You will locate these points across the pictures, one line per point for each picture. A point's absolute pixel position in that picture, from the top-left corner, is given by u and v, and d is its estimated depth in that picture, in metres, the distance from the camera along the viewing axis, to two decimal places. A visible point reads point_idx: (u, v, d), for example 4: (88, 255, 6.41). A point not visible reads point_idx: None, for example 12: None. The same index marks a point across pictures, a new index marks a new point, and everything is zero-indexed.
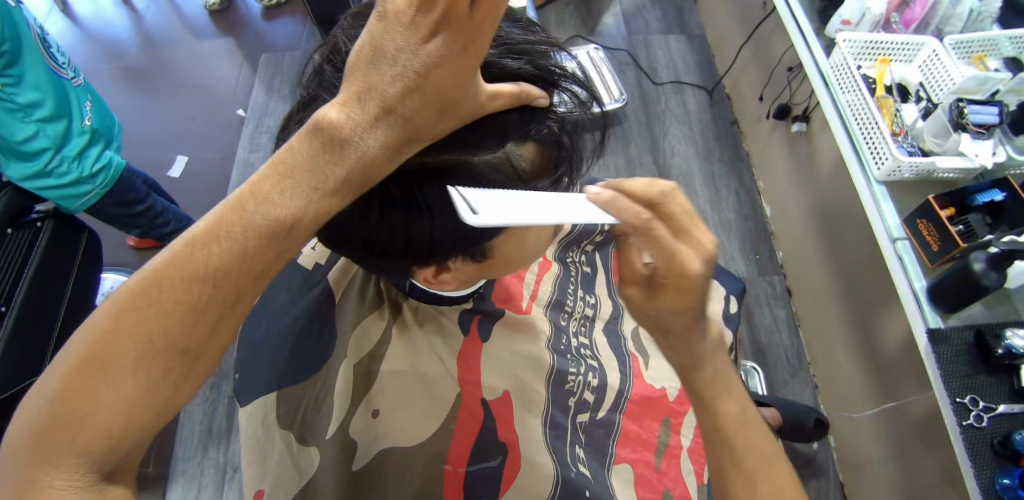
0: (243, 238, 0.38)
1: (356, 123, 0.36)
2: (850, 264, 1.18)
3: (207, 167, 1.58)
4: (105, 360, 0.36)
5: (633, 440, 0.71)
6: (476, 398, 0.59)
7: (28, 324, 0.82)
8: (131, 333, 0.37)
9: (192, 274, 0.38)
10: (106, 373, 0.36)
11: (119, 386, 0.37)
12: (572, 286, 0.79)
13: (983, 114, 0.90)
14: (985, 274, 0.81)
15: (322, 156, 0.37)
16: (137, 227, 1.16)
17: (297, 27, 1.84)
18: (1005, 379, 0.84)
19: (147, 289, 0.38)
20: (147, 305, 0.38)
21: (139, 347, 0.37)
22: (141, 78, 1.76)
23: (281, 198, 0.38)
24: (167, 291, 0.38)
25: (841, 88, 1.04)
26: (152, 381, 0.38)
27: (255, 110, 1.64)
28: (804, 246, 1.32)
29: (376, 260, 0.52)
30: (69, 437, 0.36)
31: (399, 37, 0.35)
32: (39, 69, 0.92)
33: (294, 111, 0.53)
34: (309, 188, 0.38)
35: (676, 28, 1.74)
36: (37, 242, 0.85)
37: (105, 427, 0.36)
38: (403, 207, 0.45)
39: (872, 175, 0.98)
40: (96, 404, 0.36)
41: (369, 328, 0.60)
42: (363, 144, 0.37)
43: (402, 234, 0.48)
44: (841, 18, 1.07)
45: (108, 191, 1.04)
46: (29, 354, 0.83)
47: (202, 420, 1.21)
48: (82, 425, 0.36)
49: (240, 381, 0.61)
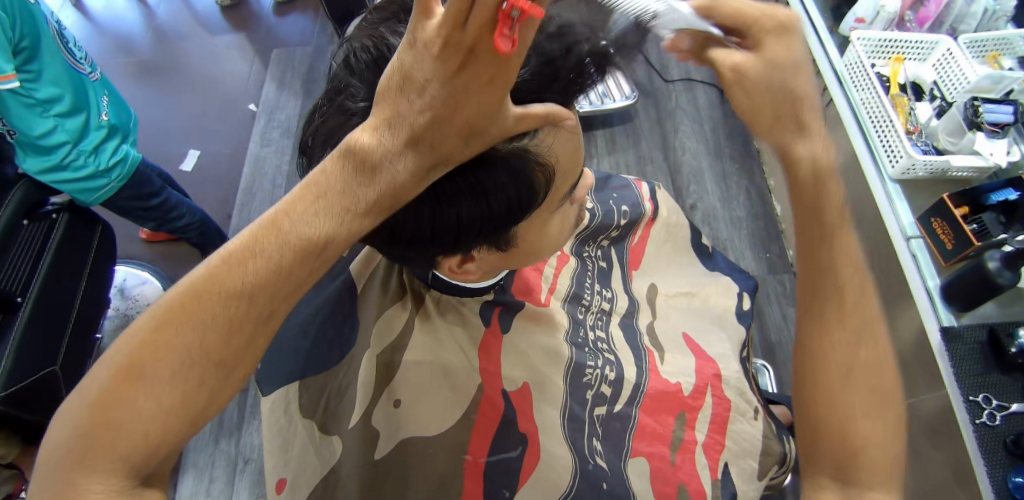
0: (278, 256, 0.36)
1: (387, 148, 0.35)
2: None
3: (219, 161, 1.59)
4: (144, 366, 0.35)
5: (649, 433, 0.71)
6: (496, 388, 0.60)
7: (45, 316, 0.83)
8: (166, 349, 0.36)
9: (201, 317, 0.36)
10: (140, 388, 0.35)
11: (159, 391, 0.36)
12: (589, 280, 0.80)
13: (997, 113, 0.90)
14: (1000, 273, 0.81)
15: (356, 179, 0.36)
16: (152, 221, 1.17)
17: (308, 22, 1.84)
18: (1019, 378, 0.84)
19: (189, 298, 0.36)
20: (187, 312, 0.36)
21: (173, 364, 0.36)
22: (153, 71, 1.77)
23: (318, 217, 0.36)
24: (210, 299, 0.36)
25: (855, 86, 1.04)
26: (190, 389, 0.36)
27: (266, 104, 1.65)
28: None
29: (402, 248, 0.52)
30: (104, 451, 0.35)
31: (427, 67, 0.34)
32: (57, 64, 0.93)
33: (319, 102, 0.54)
34: (345, 209, 0.36)
35: None
36: (52, 235, 0.86)
37: (140, 442, 0.35)
38: (430, 196, 0.45)
39: (886, 173, 0.98)
40: (133, 411, 0.35)
41: (392, 318, 0.61)
42: (395, 169, 0.36)
43: (428, 220, 0.48)
44: (855, 16, 1.07)
45: (123, 185, 1.05)
46: (47, 346, 0.84)
47: None
48: (117, 440, 0.35)
49: (263, 370, 0.62)
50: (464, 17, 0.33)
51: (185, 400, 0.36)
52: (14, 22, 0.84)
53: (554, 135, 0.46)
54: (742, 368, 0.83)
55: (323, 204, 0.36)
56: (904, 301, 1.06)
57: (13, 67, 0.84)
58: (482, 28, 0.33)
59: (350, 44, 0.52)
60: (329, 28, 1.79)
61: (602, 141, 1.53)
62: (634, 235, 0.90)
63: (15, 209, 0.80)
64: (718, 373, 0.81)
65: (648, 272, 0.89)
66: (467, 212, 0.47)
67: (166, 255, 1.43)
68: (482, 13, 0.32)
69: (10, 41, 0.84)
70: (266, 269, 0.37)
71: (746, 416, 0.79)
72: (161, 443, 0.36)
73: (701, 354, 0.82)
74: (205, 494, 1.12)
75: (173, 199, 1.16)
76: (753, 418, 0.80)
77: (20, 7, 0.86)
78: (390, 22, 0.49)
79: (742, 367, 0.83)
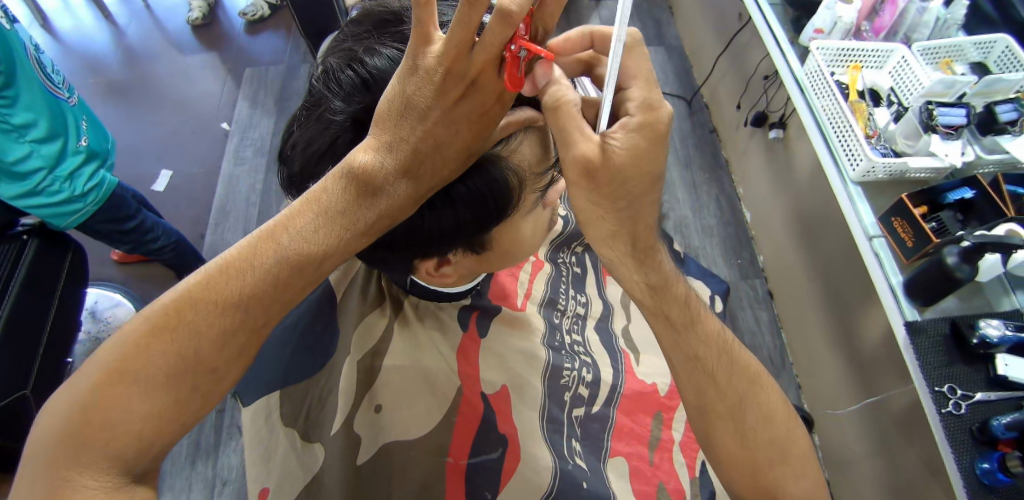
0: (275, 267, 0.43)
1: (387, 169, 0.43)
2: (829, 264, 1.22)
3: (192, 180, 1.57)
4: (137, 367, 0.40)
5: (627, 434, 0.73)
6: (475, 391, 0.60)
7: (16, 338, 0.81)
8: (162, 349, 0.41)
9: (190, 325, 0.42)
10: (133, 384, 0.40)
11: (149, 391, 0.41)
12: (564, 285, 0.81)
13: (950, 116, 0.95)
14: (958, 267, 0.84)
15: (354, 199, 0.44)
16: (127, 243, 1.16)
17: (281, 41, 1.85)
18: (981, 367, 0.87)
19: (181, 308, 0.42)
20: (178, 320, 0.42)
21: (170, 361, 0.41)
22: (123, 92, 1.75)
23: (313, 232, 0.44)
24: (198, 308, 0.42)
25: (816, 94, 1.08)
26: (179, 389, 0.42)
27: (240, 123, 1.64)
28: (783, 250, 1.37)
29: (381, 255, 0.53)
30: (96, 443, 0.39)
31: (429, 92, 0.42)
32: (33, 90, 0.92)
33: (296, 112, 0.54)
34: (342, 225, 0.44)
35: (654, 40, 1.79)
36: (22, 257, 0.85)
37: (134, 433, 0.40)
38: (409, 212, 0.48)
39: (848, 176, 1.02)
40: (127, 408, 0.40)
41: (372, 325, 0.61)
42: (392, 191, 0.44)
43: (407, 241, 0.51)
44: (814, 27, 1.12)
45: (98, 209, 1.04)
46: (16, 369, 0.82)
47: (189, 434, 1.19)
48: (109, 433, 0.39)
49: (241, 382, 0.62)
50: (469, 49, 0.41)
51: (177, 396, 0.42)
52: None
53: (524, 147, 0.49)
54: None
55: (323, 220, 0.44)
56: (870, 299, 1.10)
57: None
58: (486, 63, 0.41)
59: (329, 52, 0.52)
60: (302, 47, 1.80)
61: None
62: None
63: None
64: None
65: None
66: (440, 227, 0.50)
67: (139, 276, 1.41)
68: (485, 50, 0.41)
69: None
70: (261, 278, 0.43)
71: None
72: (144, 441, 0.41)
73: None
74: None
75: (149, 221, 1.15)
76: None
77: None
78: (370, 36, 0.50)
79: None
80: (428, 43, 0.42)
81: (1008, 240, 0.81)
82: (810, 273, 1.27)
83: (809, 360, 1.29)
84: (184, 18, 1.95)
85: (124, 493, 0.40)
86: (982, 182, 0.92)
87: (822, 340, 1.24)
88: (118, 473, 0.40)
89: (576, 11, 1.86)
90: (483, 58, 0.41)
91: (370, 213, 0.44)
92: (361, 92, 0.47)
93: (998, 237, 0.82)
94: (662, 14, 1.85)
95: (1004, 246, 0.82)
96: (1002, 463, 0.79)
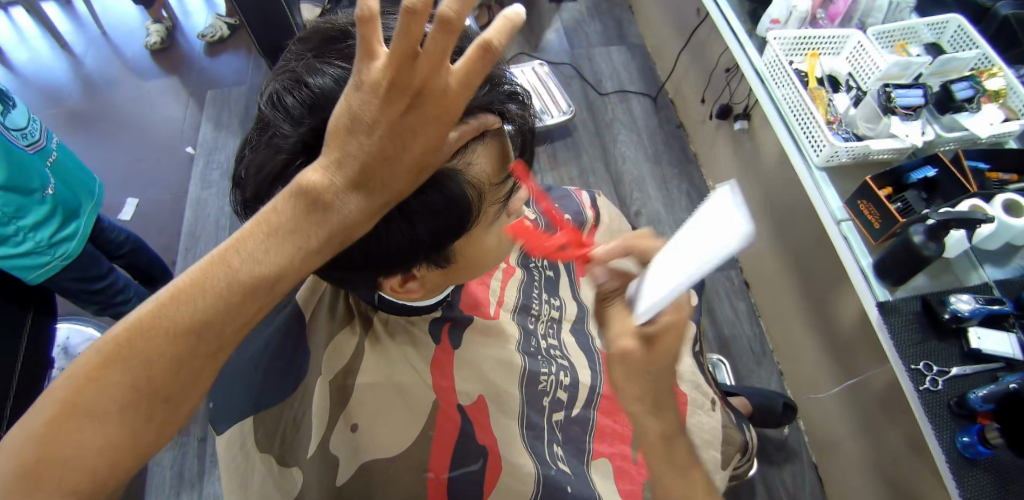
0: (226, 293, 0.40)
1: (335, 188, 0.39)
2: (800, 251, 1.23)
3: (159, 208, 1.54)
4: (84, 401, 0.38)
5: (609, 434, 0.72)
6: (452, 404, 0.59)
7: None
8: (113, 382, 0.38)
9: (140, 356, 0.39)
10: (86, 419, 0.38)
11: (102, 424, 0.38)
12: (536, 290, 0.80)
13: (908, 97, 0.96)
14: (926, 245, 0.85)
15: (303, 216, 0.40)
16: (96, 303, 1.17)
17: (242, 61, 1.83)
18: (955, 343, 0.89)
19: (130, 337, 0.39)
20: (127, 349, 0.39)
21: (123, 392, 0.39)
22: (83, 121, 1.71)
23: (267, 255, 0.40)
24: (148, 335, 0.39)
25: (776, 83, 1.09)
26: (135, 421, 0.39)
27: (205, 146, 1.62)
28: (756, 239, 1.38)
29: (340, 272, 0.52)
30: (50, 480, 0.37)
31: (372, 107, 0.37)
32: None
33: (248, 134, 0.53)
34: (295, 246, 0.40)
35: (616, 39, 1.80)
36: None
37: (89, 468, 0.38)
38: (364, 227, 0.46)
39: (812, 161, 1.03)
40: (78, 444, 0.37)
41: (342, 345, 0.60)
42: (345, 208, 0.40)
43: (369, 258, 0.50)
44: (771, 17, 1.13)
45: (69, 262, 1.05)
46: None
47: (170, 465, 1.17)
48: (62, 470, 0.37)
49: (213, 411, 0.60)
50: (413, 56, 0.36)
51: (133, 428, 0.39)
52: None
53: (482, 169, 0.49)
54: (694, 360, 0.86)
55: (272, 243, 0.40)
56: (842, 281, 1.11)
57: None
58: (429, 74, 0.37)
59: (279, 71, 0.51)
60: (264, 66, 1.78)
61: (543, 157, 1.55)
62: None
63: None
64: None
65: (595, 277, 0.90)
66: (399, 240, 0.48)
67: None
68: (430, 56, 0.36)
69: None
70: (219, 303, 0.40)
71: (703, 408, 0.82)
72: (103, 478, 0.38)
73: None
74: None
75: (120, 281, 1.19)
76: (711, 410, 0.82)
77: None
78: (314, 56, 0.49)
79: (694, 360, 0.86)
80: (372, 58, 0.37)
81: (970, 215, 0.83)
82: (784, 260, 1.29)
83: (789, 346, 1.30)
84: (140, 43, 1.91)
85: None
86: (943, 159, 0.94)
87: (800, 325, 1.25)
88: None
89: (537, 13, 1.87)
90: (427, 63, 0.36)
91: (320, 233, 0.40)
92: (307, 112, 0.46)
93: (961, 213, 0.83)
94: (623, 13, 1.86)
95: (968, 222, 0.83)
96: (982, 435, 0.80)
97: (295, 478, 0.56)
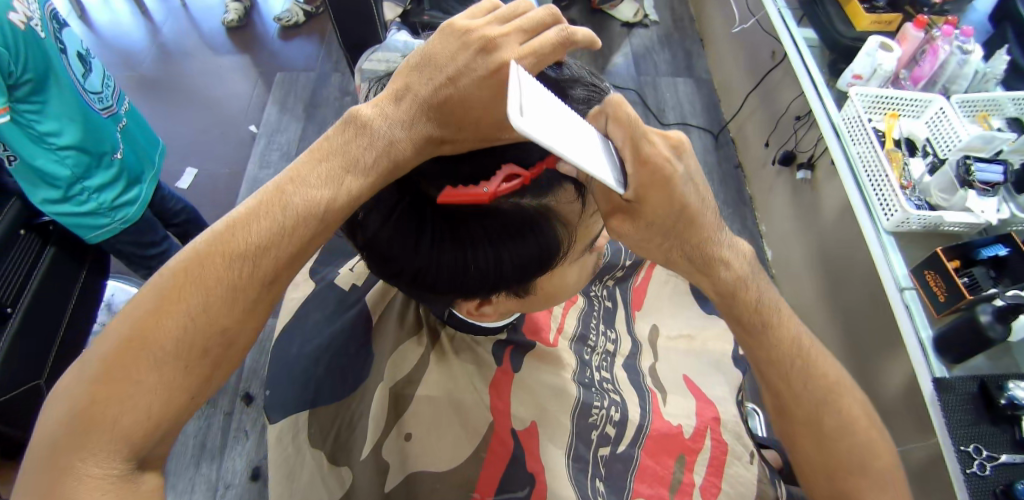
0: (282, 220, 0.43)
1: (390, 120, 0.43)
2: (851, 311, 1.20)
3: (216, 182, 1.58)
4: (141, 335, 0.41)
5: (649, 475, 0.71)
6: (506, 426, 0.59)
7: (29, 337, 0.82)
8: (171, 316, 0.41)
9: (199, 288, 0.42)
10: (148, 355, 0.40)
11: (156, 357, 0.41)
12: (595, 321, 0.80)
13: (988, 173, 0.94)
14: (991, 326, 0.83)
15: (352, 139, 0.44)
16: (144, 268, 1.19)
17: (314, 47, 1.87)
18: (1006, 428, 0.83)
19: (191, 270, 0.42)
20: (186, 282, 0.42)
21: (177, 332, 0.41)
22: (156, 87, 1.77)
23: (318, 186, 0.44)
24: (207, 266, 0.42)
25: (852, 140, 1.08)
26: (189, 352, 0.42)
27: (268, 126, 1.66)
28: (805, 291, 1.35)
29: (423, 292, 0.53)
30: (103, 429, 0.39)
31: (452, 48, 0.42)
32: (69, 101, 0.93)
33: None
34: (346, 173, 0.43)
35: (684, 71, 1.80)
36: (43, 254, 0.86)
37: (143, 408, 0.40)
38: (449, 244, 0.47)
39: (881, 225, 1.01)
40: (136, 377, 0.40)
41: (408, 353, 0.61)
42: (394, 138, 0.43)
43: (445, 267, 0.49)
44: (853, 72, 1.11)
45: (126, 227, 1.07)
46: (26, 367, 0.82)
47: (195, 434, 1.19)
48: (119, 404, 0.40)
49: (271, 398, 0.62)
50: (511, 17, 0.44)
51: (187, 363, 0.42)
52: (17, 58, 0.83)
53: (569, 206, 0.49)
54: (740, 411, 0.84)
55: (325, 170, 0.43)
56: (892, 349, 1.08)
57: (6, 102, 0.82)
58: (510, 29, 0.43)
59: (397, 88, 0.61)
60: (335, 55, 1.82)
61: None
62: (637, 275, 0.91)
63: (14, 219, 0.80)
64: (717, 416, 0.81)
65: (649, 314, 0.90)
66: (482, 264, 0.48)
67: None
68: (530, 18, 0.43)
69: (11, 74, 0.83)
70: (262, 244, 0.44)
71: (742, 460, 0.79)
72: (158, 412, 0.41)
73: (701, 396, 0.83)
74: None
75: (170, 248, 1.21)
76: (750, 463, 0.80)
77: (34, 45, 0.87)
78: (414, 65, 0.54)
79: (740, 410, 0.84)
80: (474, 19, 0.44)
81: None
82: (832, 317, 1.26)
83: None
84: (219, 19, 1.97)
85: (128, 479, 0.40)
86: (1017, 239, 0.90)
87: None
88: (129, 459, 0.40)
89: (606, 36, 1.87)
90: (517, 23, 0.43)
91: (370, 156, 0.43)
92: None
93: None
94: (693, 46, 1.86)
95: None
96: None
97: (346, 476, 0.57)
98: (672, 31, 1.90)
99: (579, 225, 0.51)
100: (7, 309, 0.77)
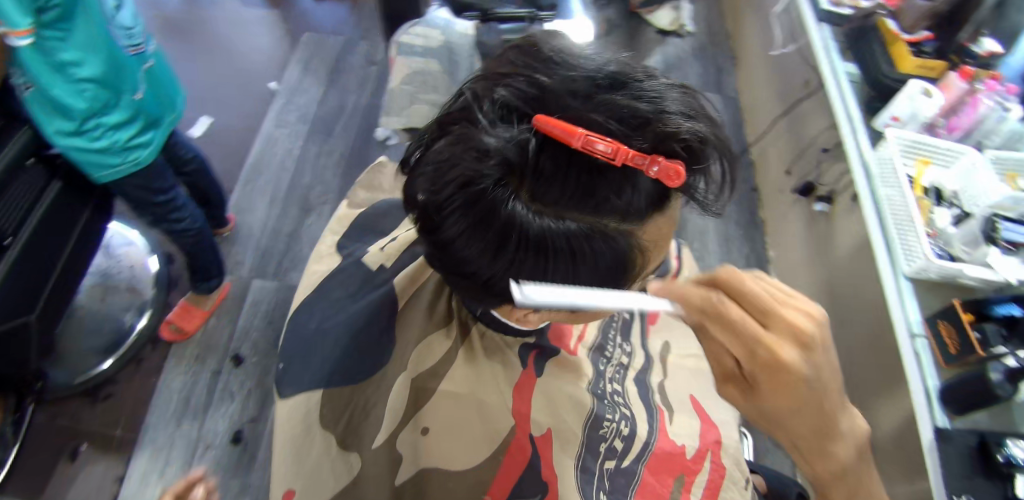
0: None
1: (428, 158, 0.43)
2: (851, 350, 1.21)
3: (228, 134, 1.54)
4: None
5: (647, 492, 0.71)
6: (524, 432, 0.59)
7: (25, 269, 0.80)
8: None
9: None
10: None
11: None
12: (613, 332, 0.79)
13: (1014, 233, 0.95)
14: (1000, 385, 0.83)
15: None
16: (149, 216, 1.07)
17: (344, 11, 1.83)
18: (1001, 487, 0.82)
19: None
20: None
21: None
22: (178, 29, 1.73)
23: None
24: None
25: (881, 181, 1.08)
26: None
27: (289, 86, 1.63)
28: None
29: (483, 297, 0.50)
30: None
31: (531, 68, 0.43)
32: (96, 29, 0.83)
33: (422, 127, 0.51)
34: None
35: (713, 87, 1.79)
36: (49, 188, 0.84)
37: None
38: (534, 257, 0.43)
39: (901, 270, 1.01)
40: None
41: (434, 345, 0.59)
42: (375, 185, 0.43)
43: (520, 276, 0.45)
44: (891, 114, 1.12)
45: (137, 171, 0.98)
46: (14, 305, 0.80)
47: (180, 388, 1.17)
48: None
49: (284, 373, 0.60)
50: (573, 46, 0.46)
51: None
52: None
53: (656, 231, 0.47)
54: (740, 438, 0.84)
55: None
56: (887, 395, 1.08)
57: (31, 25, 0.73)
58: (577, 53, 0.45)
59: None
60: (365, 24, 1.79)
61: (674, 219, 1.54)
62: None
63: (22, 149, 0.77)
64: (718, 440, 0.81)
65: (664, 330, 0.89)
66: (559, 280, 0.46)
67: None
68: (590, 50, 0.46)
69: None
70: None
71: (738, 487, 0.80)
72: None
73: (705, 418, 0.83)
74: (158, 474, 1.07)
75: (180, 199, 1.08)
76: (745, 489, 0.80)
77: None
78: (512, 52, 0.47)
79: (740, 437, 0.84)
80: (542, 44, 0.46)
81: None
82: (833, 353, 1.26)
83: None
84: None
85: None
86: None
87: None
88: None
89: (640, 41, 1.86)
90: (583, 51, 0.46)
91: None
92: (488, 87, 0.44)
93: None
94: (725, 63, 1.85)
95: None
96: None
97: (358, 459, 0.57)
98: (706, 45, 1.88)
99: (657, 248, 0.49)
100: (5, 240, 0.76)
